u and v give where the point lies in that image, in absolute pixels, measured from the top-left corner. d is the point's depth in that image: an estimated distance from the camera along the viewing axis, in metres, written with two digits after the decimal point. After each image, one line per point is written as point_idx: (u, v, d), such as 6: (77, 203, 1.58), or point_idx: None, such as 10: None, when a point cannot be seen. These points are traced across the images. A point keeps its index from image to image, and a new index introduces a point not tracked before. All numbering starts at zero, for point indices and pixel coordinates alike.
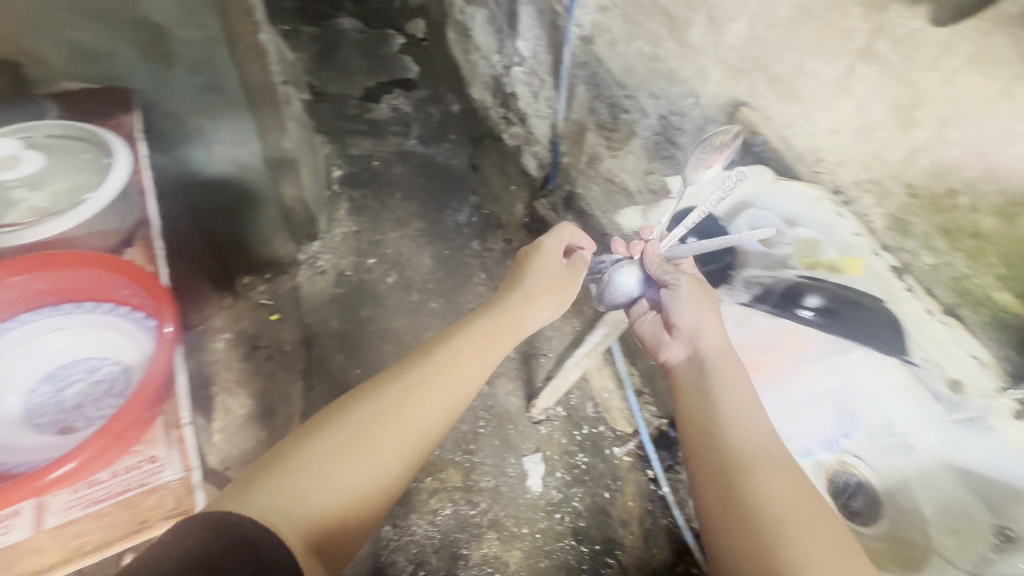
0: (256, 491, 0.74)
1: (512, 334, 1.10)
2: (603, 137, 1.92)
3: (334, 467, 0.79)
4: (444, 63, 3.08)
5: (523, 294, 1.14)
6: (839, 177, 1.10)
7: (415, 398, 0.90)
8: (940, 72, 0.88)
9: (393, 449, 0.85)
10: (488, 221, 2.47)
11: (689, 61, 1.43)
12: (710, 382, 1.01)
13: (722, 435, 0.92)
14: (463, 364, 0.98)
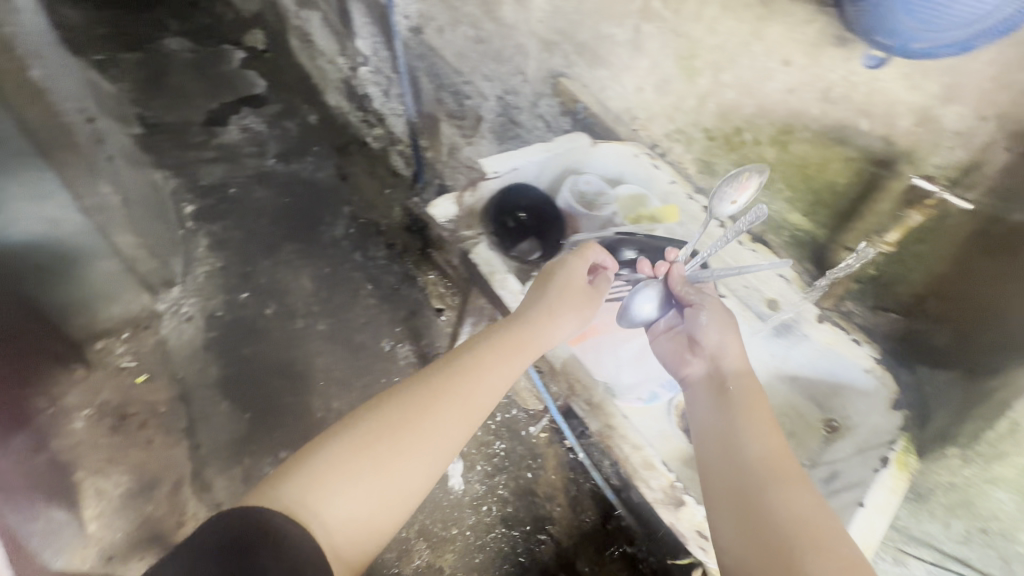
0: (285, 488, 0.61)
1: (515, 357, 0.78)
2: (456, 125, 1.89)
3: (368, 473, 0.64)
4: (284, 66, 2.72)
5: (526, 316, 0.80)
6: (653, 132, 1.17)
7: (461, 395, 0.72)
8: (703, 22, 0.94)
9: (430, 458, 0.68)
10: (368, 229, 2.25)
11: (508, 40, 1.44)
12: (742, 400, 0.70)
13: (742, 443, 0.66)
14: (493, 367, 0.75)
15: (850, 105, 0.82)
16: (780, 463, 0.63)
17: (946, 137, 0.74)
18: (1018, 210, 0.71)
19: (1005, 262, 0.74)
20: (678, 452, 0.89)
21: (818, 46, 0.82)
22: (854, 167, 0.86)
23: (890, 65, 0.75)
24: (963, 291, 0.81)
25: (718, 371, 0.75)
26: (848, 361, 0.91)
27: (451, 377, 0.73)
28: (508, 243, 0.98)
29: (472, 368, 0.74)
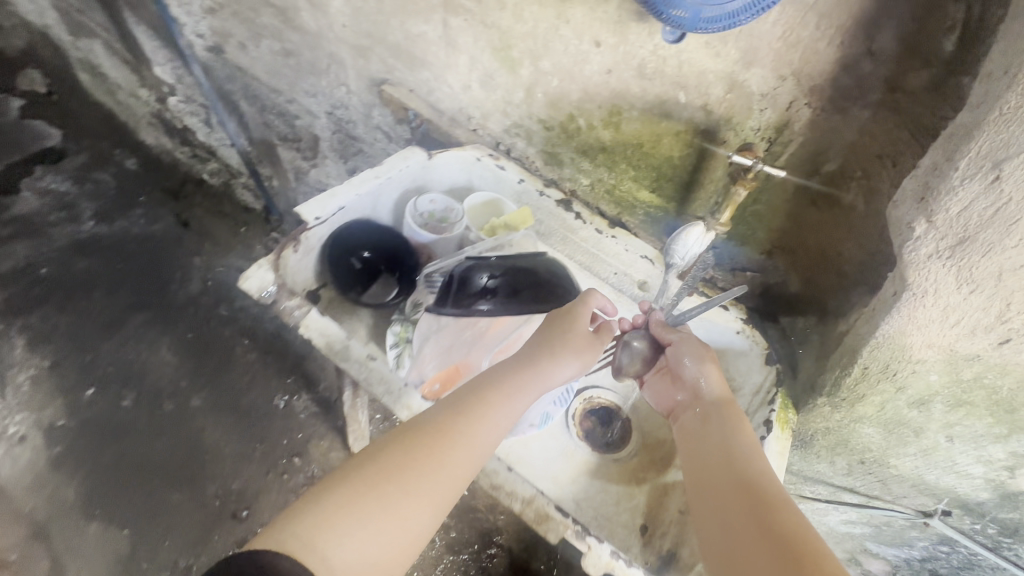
0: (289, 527, 0.52)
1: (520, 400, 0.68)
2: (294, 148, 1.69)
3: (378, 514, 0.55)
4: (65, 101, 2.13)
5: (534, 364, 0.70)
6: (492, 129, 1.08)
7: (472, 431, 0.63)
8: (508, 10, 0.88)
9: (438, 500, 0.59)
10: (229, 274, 1.89)
11: (318, 49, 1.27)
12: (724, 421, 0.71)
13: (737, 458, 0.66)
14: (502, 403, 0.66)
15: (666, 79, 0.80)
16: (771, 478, 0.64)
17: (755, 99, 0.74)
18: (830, 160, 0.73)
19: (827, 209, 0.78)
20: (584, 466, 0.85)
21: (621, 23, 0.78)
22: (684, 139, 0.84)
23: (688, 37, 0.73)
24: (800, 241, 0.84)
25: (701, 397, 0.75)
26: (716, 327, 0.91)
27: (465, 406, 0.65)
28: (362, 288, 0.91)
29: (484, 398, 0.66)
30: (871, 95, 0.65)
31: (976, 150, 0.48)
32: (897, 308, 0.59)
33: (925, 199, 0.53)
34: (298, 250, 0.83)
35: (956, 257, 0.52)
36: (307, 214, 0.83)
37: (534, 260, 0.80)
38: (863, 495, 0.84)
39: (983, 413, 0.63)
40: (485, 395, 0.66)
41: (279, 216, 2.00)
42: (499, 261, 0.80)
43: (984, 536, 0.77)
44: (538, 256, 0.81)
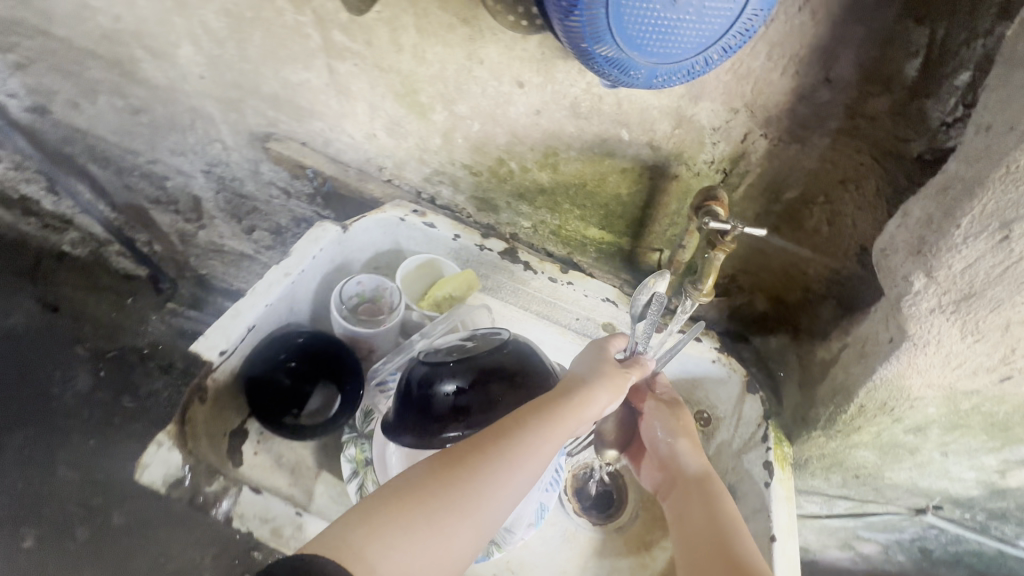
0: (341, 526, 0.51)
1: (574, 426, 0.60)
2: (171, 212, 1.37)
3: (422, 529, 0.51)
4: None
5: (587, 380, 0.63)
6: (410, 179, 0.94)
7: (526, 453, 0.56)
8: (407, 52, 0.74)
9: (484, 523, 0.54)
10: (126, 359, 1.57)
11: (173, 104, 1.02)
12: (703, 499, 0.65)
13: (724, 541, 0.60)
14: (561, 425, 0.58)
15: (604, 117, 0.70)
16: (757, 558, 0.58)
17: (707, 134, 0.67)
18: (790, 188, 0.69)
19: (790, 233, 0.73)
20: (589, 548, 0.78)
21: (545, 61, 0.67)
22: (631, 176, 0.76)
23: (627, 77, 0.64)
24: (764, 263, 0.79)
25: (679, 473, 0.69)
26: (695, 362, 0.81)
27: (520, 417, 0.58)
28: (297, 408, 0.77)
29: (543, 408, 0.59)
30: (830, 122, 0.61)
31: (979, 209, 0.43)
32: (896, 355, 0.56)
33: (921, 254, 0.49)
34: (206, 399, 0.67)
35: (960, 312, 0.49)
36: (204, 351, 0.68)
37: (500, 354, 0.68)
38: (856, 500, 0.85)
39: (977, 432, 0.63)
40: (544, 408, 0.59)
41: (171, 284, 1.62)
42: (458, 364, 0.67)
43: (973, 519, 0.81)
44: (503, 345, 0.69)
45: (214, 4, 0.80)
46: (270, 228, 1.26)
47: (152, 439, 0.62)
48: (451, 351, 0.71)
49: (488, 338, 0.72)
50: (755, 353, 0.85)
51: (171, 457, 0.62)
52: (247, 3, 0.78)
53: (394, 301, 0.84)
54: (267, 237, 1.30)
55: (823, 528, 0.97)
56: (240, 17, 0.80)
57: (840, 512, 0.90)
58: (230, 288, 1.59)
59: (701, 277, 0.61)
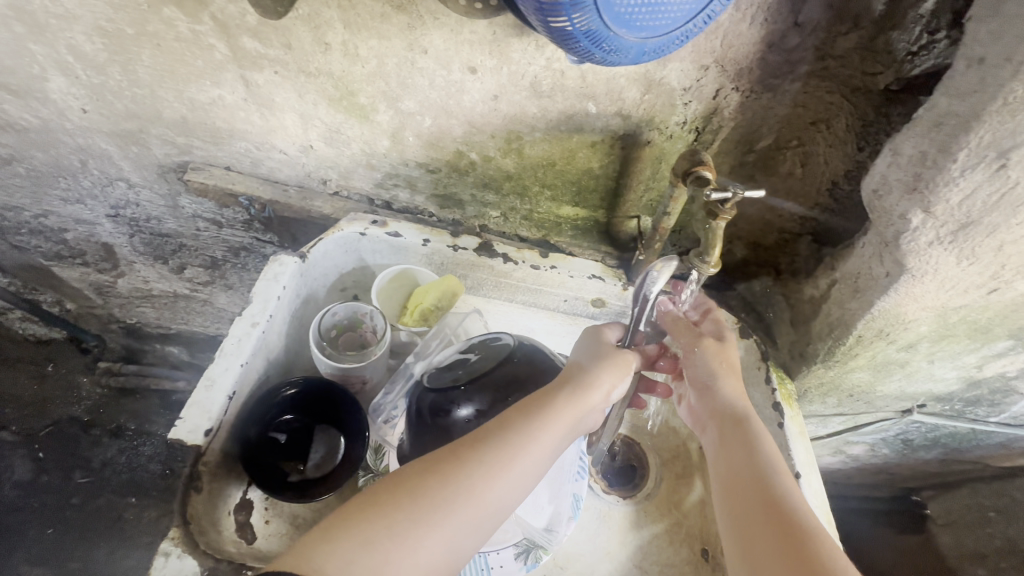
0: (299, 543, 0.46)
1: (566, 425, 0.56)
2: (80, 265, 1.18)
3: (386, 542, 0.47)
4: None
5: (578, 372, 0.60)
6: (360, 188, 0.86)
7: (508, 455, 0.52)
8: (337, 50, 0.65)
9: (457, 537, 0.49)
10: (67, 431, 1.40)
11: (54, 146, 0.86)
12: (744, 443, 0.59)
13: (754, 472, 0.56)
14: (545, 421, 0.55)
15: (568, 92, 0.66)
16: (805, 511, 0.52)
17: (677, 95, 0.65)
18: (764, 135, 0.68)
19: (766, 180, 0.73)
20: (626, 521, 0.78)
21: (498, 41, 0.61)
22: (602, 149, 0.73)
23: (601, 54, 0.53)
24: (741, 213, 0.78)
25: (718, 411, 0.63)
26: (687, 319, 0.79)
27: (503, 420, 0.55)
28: (298, 461, 0.70)
29: (527, 408, 0.55)
30: (801, 67, 0.61)
31: (977, 141, 0.47)
32: (896, 287, 0.60)
33: (917, 191, 0.53)
34: (202, 487, 0.61)
35: (957, 241, 0.53)
36: (186, 436, 0.61)
37: (508, 364, 0.65)
38: (849, 414, 0.91)
39: (962, 337, 0.68)
40: (529, 408, 0.56)
41: (97, 340, 1.45)
42: (468, 385, 0.63)
43: (951, 409, 0.88)
44: (510, 354, 0.66)
45: (83, 23, 0.66)
46: (203, 263, 1.12)
47: (157, 552, 0.55)
48: (453, 368, 0.66)
49: (489, 347, 0.68)
50: (742, 299, 0.86)
51: (184, 564, 0.55)
52: (126, 17, 0.64)
53: (377, 324, 0.77)
54: (203, 273, 1.16)
55: (817, 441, 1.04)
56: (120, 34, 0.66)
57: (835, 426, 0.96)
58: (170, 333, 1.43)
59: (708, 248, 0.60)
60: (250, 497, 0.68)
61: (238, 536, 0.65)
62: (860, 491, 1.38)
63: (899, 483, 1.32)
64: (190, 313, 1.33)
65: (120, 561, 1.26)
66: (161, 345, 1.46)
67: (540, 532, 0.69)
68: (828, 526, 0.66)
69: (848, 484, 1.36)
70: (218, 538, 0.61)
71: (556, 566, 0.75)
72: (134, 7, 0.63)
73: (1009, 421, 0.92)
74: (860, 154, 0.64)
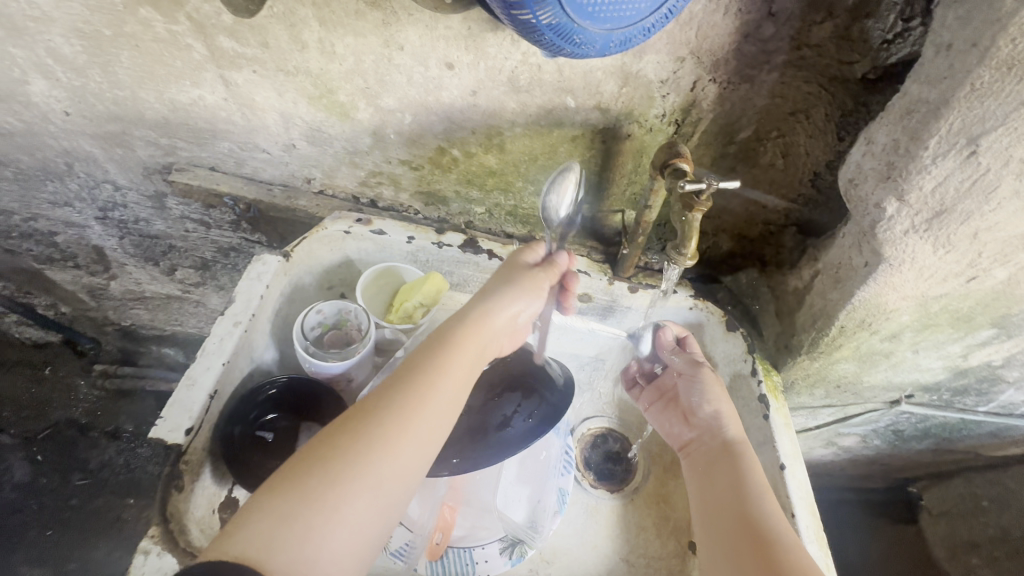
0: (227, 527, 0.45)
1: (475, 347, 0.58)
2: (71, 268, 1.18)
3: (308, 507, 0.46)
4: None
5: (473, 307, 0.60)
6: (345, 186, 0.86)
7: (417, 396, 0.53)
8: (313, 48, 0.65)
9: (383, 485, 0.49)
10: (64, 433, 1.41)
11: (39, 149, 0.86)
12: (732, 463, 0.63)
13: (749, 496, 0.59)
14: (449, 351, 0.56)
15: (545, 87, 0.66)
16: (782, 529, 0.56)
17: (655, 88, 0.65)
18: (744, 128, 0.69)
19: (748, 171, 0.73)
20: (613, 516, 0.78)
21: (473, 37, 0.61)
22: (582, 143, 0.73)
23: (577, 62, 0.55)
24: (724, 206, 0.77)
25: (712, 437, 0.67)
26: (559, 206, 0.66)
27: (414, 363, 0.55)
28: (285, 459, 0.70)
29: (432, 345, 0.57)
30: (777, 57, 0.61)
31: (947, 128, 0.48)
32: (874, 277, 0.61)
33: (891, 179, 0.54)
34: (184, 486, 0.61)
35: (933, 228, 0.54)
36: (167, 435, 0.61)
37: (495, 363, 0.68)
38: (838, 405, 0.91)
39: (944, 324, 0.68)
40: (429, 353, 0.56)
41: (93, 343, 1.46)
42: None
43: (939, 399, 0.88)
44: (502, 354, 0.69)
45: (60, 26, 0.66)
46: (192, 264, 1.12)
47: (136, 550, 0.56)
48: None
49: None
50: (729, 293, 0.84)
51: (164, 561, 0.56)
52: (102, 18, 0.64)
53: (362, 322, 0.77)
54: (194, 274, 1.16)
55: (808, 433, 1.04)
56: (97, 36, 0.66)
57: (824, 418, 0.96)
58: (164, 335, 1.43)
59: (684, 241, 0.61)
60: (235, 495, 0.69)
61: None
62: (855, 483, 1.37)
63: (894, 474, 1.31)
64: (184, 314, 1.33)
65: (118, 561, 1.26)
66: (157, 347, 1.46)
67: (524, 528, 0.69)
68: (811, 517, 0.65)
69: (842, 476, 1.36)
70: (201, 535, 0.62)
71: (541, 560, 0.74)
72: (110, 8, 0.63)
73: (997, 410, 0.91)
74: (840, 144, 0.64)
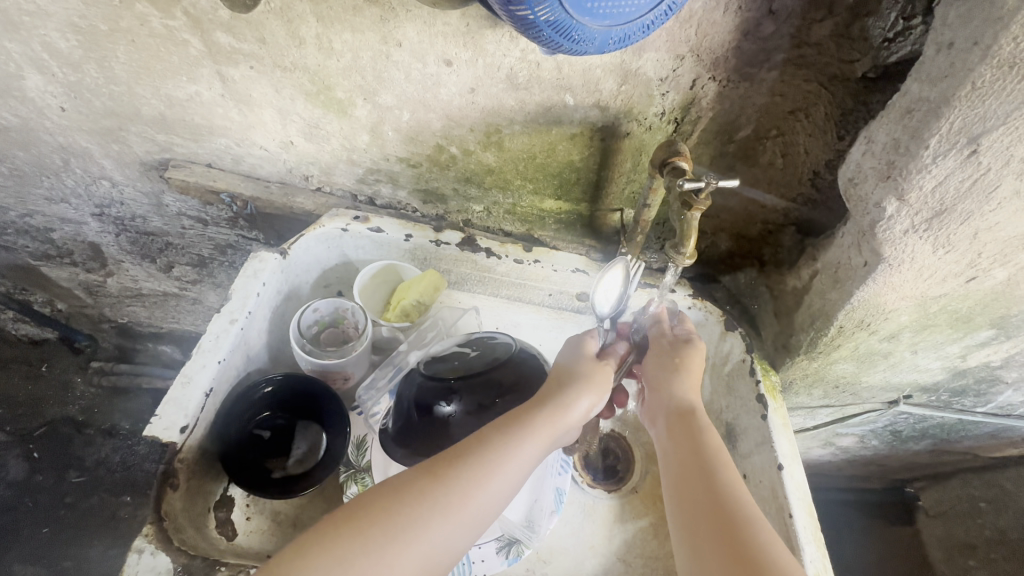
0: (276, 561, 0.45)
1: (552, 435, 0.55)
2: (67, 265, 1.17)
3: (360, 559, 0.45)
4: None
5: (560, 389, 0.58)
6: (343, 183, 0.85)
7: (484, 475, 0.51)
8: (310, 44, 0.64)
9: (434, 555, 0.48)
10: (61, 430, 1.40)
11: (35, 145, 0.85)
12: (689, 437, 0.58)
13: (708, 468, 0.55)
14: (528, 437, 0.53)
15: (544, 84, 0.65)
16: (746, 503, 0.52)
17: (654, 85, 0.65)
18: (743, 127, 0.68)
19: (746, 171, 0.73)
20: (610, 516, 0.78)
21: (472, 33, 0.61)
22: (581, 142, 0.72)
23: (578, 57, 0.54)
24: (723, 205, 0.77)
25: (668, 408, 0.62)
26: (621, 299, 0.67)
27: (489, 436, 0.53)
28: (281, 458, 0.70)
29: (510, 421, 0.54)
30: (777, 55, 0.61)
31: (948, 127, 0.48)
32: (874, 277, 0.60)
33: (891, 178, 0.54)
34: (179, 484, 0.61)
35: (933, 228, 0.54)
36: (162, 433, 0.61)
37: (501, 364, 0.63)
38: (836, 406, 0.91)
39: (943, 325, 0.68)
40: (506, 429, 0.53)
41: (90, 340, 1.46)
42: (462, 384, 0.61)
43: (938, 400, 0.88)
44: (507, 356, 0.64)
45: (55, 20, 0.65)
46: (189, 261, 1.12)
47: (130, 549, 0.56)
48: (449, 360, 0.65)
49: (488, 343, 0.67)
50: (727, 292, 0.84)
51: (158, 561, 0.56)
52: (97, 13, 0.64)
53: (359, 320, 0.77)
54: (190, 272, 1.16)
55: (805, 433, 1.04)
56: (93, 31, 0.66)
57: (822, 418, 0.96)
58: (161, 332, 1.42)
59: (682, 239, 0.60)
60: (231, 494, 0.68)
61: (219, 532, 0.66)
62: (851, 483, 1.37)
63: (891, 474, 1.31)
64: (181, 311, 1.33)
65: (114, 559, 1.26)
66: (154, 344, 1.46)
67: (521, 526, 0.68)
68: (809, 518, 0.65)
69: (838, 476, 1.36)
70: (195, 534, 0.61)
71: (539, 560, 0.74)
72: (106, 3, 0.62)
73: (996, 411, 0.91)
74: (840, 143, 0.64)
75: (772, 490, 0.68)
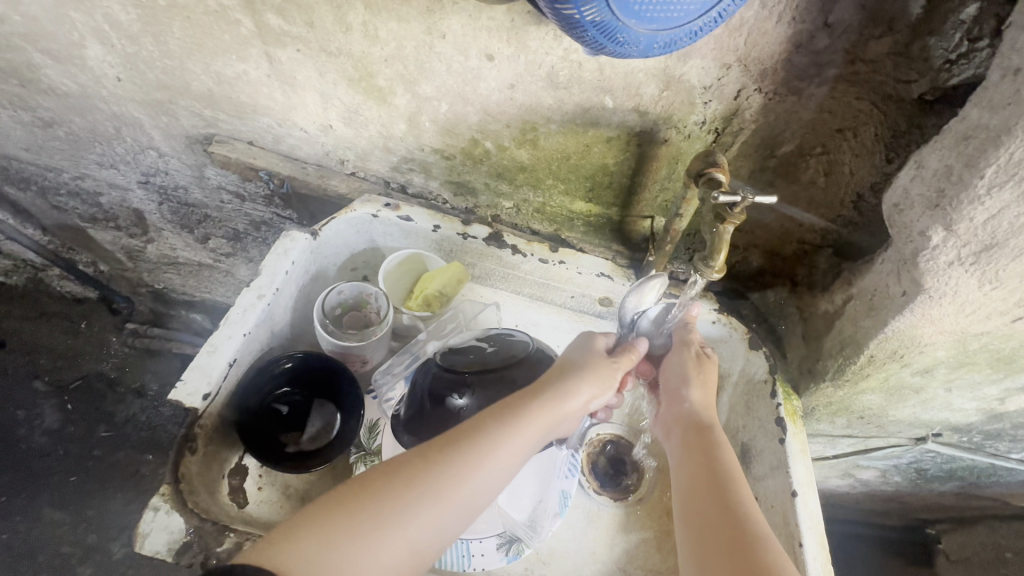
0: (268, 535, 0.46)
1: (547, 425, 0.55)
2: (112, 228, 1.22)
3: (350, 539, 0.46)
4: None
5: (558, 381, 0.57)
6: (377, 170, 0.86)
7: (473, 461, 0.51)
8: (357, 31, 0.65)
9: (422, 539, 0.49)
10: (95, 385, 1.46)
11: (92, 112, 0.89)
12: (703, 448, 0.58)
13: (719, 481, 0.54)
14: (521, 425, 0.53)
15: (585, 85, 0.65)
16: (754, 519, 0.51)
17: (697, 93, 0.63)
18: (787, 141, 0.66)
19: (786, 187, 0.71)
20: (613, 524, 0.77)
21: (516, 29, 0.60)
22: (617, 146, 0.71)
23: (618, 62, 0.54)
24: (758, 221, 0.75)
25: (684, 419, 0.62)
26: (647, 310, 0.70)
27: (482, 422, 0.53)
28: (295, 433, 0.73)
29: (503, 409, 0.54)
30: (829, 70, 0.59)
31: (1007, 158, 0.46)
32: (912, 307, 0.58)
33: (940, 207, 0.52)
34: (197, 449, 0.64)
35: (980, 263, 0.52)
36: (185, 398, 0.63)
37: (518, 363, 0.63)
38: (860, 437, 0.87)
39: (981, 363, 0.64)
40: (499, 416, 0.53)
41: (128, 302, 1.51)
42: (480, 378, 0.61)
43: (969, 441, 0.85)
44: (525, 355, 0.64)
45: None
46: (224, 234, 1.15)
47: (147, 506, 0.58)
48: (467, 352, 0.65)
49: (506, 341, 0.67)
50: (754, 309, 0.82)
51: (172, 520, 0.58)
52: None
53: (382, 306, 0.77)
54: (225, 245, 1.19)
55: (824, 462, 1.01)
56: (151, 6, 0.68)
57: (843, 448, 0.93)
58: (193, 300, 1.47)
59: (712, 253, 0.59)
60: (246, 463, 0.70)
61: (231, 499, 0.68)
62: (868, 518, 1.33)
63: (912, 513, 1.27)
64: (213, 282, 1.37)
65: (134, 513, 1.31)
66: (186, 311, 1.51)
67: (523, 526, 0.68)
68: (821, 548, 0.63)
69: (855, 509, 1.32)
70: (209, 499, 0.64)
71: (538, 560, 0.74)
72: None
73: None
74: (887, 166, 0.61)
75: (784, 516, 0.66)
